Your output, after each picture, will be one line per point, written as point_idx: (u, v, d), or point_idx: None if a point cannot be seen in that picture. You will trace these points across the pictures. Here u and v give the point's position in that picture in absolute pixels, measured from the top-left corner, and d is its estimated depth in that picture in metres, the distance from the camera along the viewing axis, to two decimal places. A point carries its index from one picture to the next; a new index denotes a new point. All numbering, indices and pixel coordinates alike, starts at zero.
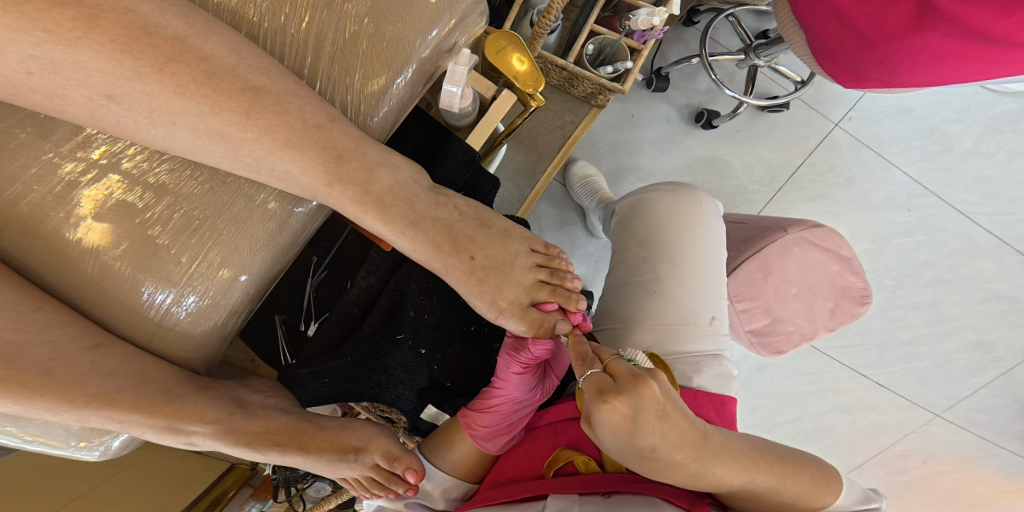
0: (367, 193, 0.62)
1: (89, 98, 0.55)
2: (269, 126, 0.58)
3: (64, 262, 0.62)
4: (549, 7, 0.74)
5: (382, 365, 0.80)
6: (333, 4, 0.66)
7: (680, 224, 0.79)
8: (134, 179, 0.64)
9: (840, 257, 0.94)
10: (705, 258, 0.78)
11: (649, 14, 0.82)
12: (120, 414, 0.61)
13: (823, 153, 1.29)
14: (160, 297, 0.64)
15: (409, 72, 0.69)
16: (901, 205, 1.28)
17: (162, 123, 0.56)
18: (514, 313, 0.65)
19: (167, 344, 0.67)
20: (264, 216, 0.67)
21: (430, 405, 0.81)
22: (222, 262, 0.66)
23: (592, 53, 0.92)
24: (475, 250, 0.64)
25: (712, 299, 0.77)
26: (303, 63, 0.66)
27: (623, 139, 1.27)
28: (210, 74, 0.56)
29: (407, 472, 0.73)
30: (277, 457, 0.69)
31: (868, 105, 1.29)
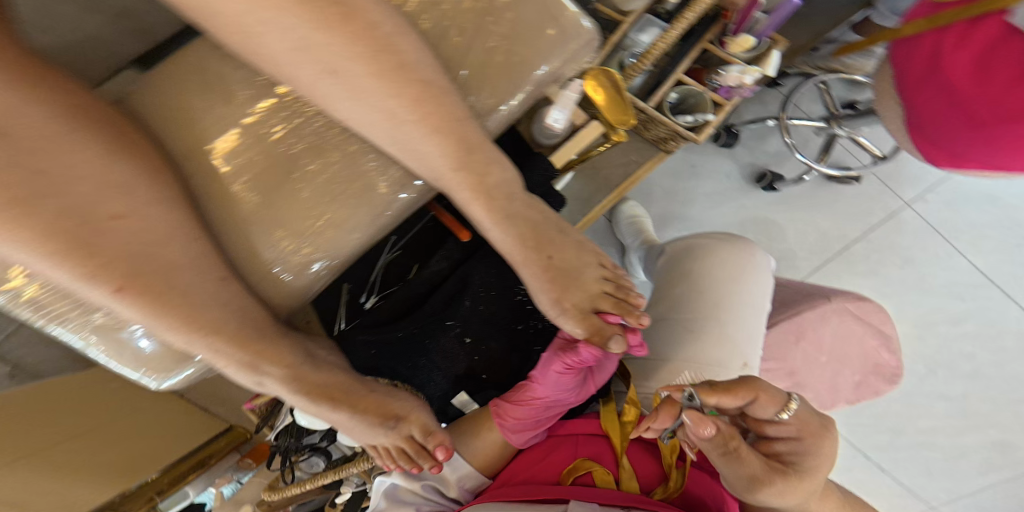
0: (481, 184, 0.70)
1: (313, 71, 0.64)
2: (426, 112, 0.66)
3: (229, 199, 0.74)
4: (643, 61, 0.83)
5: (425, 348, 0.85)
6: (484, 20, 0.76)
7: (728, 272, 0.86)
8: (309, 145, 0.76)
9: (880, 333, 1.01)
10: (752, 308, 0.85)
11: (741, 71, 0.91)
12: (219, 345, 0.69)
13: (886, 230, 1.33)
14: (291, 237, 0.74)
15: (519, 97, 0.78)
16: (957, 293, 1.32)
17: (355, 96, 0.66)
18: (575, 315, 0.73)
19: (272, 290, 0.75)
20: (384, 188, 0.76)
21: (462, 391, 0.88)
22: (343, 217, 0.75)
23: (673, 101, 0.97)
24: (551, 251, 0.73)
25: (750, 347, 0.83)
26: (455, 67, 0.75)
27: (678, 187, 1.35)
28: (397, 63, 0.64)
29: (437, 448, 0.78)
30: (326, 411, 0.76)
31: (947, 188, 1.33)
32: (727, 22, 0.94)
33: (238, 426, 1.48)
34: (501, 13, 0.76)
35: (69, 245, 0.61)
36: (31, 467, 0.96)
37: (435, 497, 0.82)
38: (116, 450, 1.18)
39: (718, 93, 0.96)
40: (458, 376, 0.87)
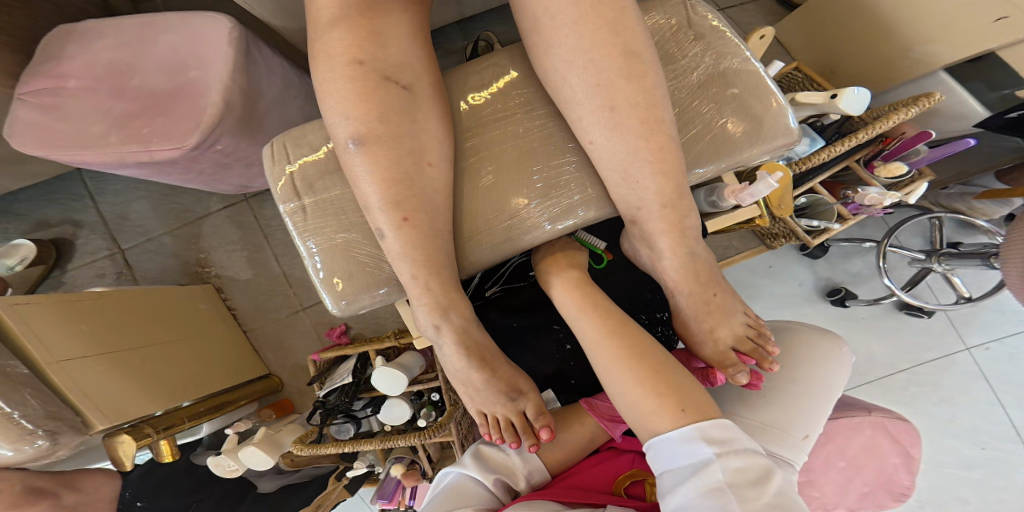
0: (680, 223, 0.66)
1: (570, 50, 0.62)
2: (659, 124, 0.63)
3: (474, 164, 0.73)
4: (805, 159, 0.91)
5: (528, 339, 0.88)
6: (709, 91, 0.72)
7: (802, 353, 0.87)
8: (555, 133, 0.74)
9: (906, 453, 0.95)
10: (825, 389, 0.83)
11: (880, 194, 0.92)
12: (431, 281, 0.67)
13: (935, 366, 1.35)
14: (498, 212, 0.72)
15: (722, 163, 0.72)
16: (978, 440, 1.31)
17: (596, 85, 0.62)
18: (714, 348, 0.70)
19: (475, 259, 0.73)
20: (585, 186, 0.73)
21: (549, 389, 0.89)
22: (544, 205, 0.72)
23: (801, 204, 1.04)
24: (717, 290, 0.69)
25: (812, 423, 0.80)
26: (682, 100, 0.72)
27: (755, 281, 1.43)
28: (647, 104, 0.62)
29: (543, 427, 0.70)
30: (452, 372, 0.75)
31: (1012, 342, 1.35)
32: (884, 146, 0.98)
33: (274, 376, 1.42)
34: (729, 86, 0.72)
35: (396, 164, 0.65)
36: (106, 364, 0.99)
37: (500, 496, 0.75)
38: (179, 362, 1.16)
39: (845, 207, 1.01)
40: (548, 376, 0.89)
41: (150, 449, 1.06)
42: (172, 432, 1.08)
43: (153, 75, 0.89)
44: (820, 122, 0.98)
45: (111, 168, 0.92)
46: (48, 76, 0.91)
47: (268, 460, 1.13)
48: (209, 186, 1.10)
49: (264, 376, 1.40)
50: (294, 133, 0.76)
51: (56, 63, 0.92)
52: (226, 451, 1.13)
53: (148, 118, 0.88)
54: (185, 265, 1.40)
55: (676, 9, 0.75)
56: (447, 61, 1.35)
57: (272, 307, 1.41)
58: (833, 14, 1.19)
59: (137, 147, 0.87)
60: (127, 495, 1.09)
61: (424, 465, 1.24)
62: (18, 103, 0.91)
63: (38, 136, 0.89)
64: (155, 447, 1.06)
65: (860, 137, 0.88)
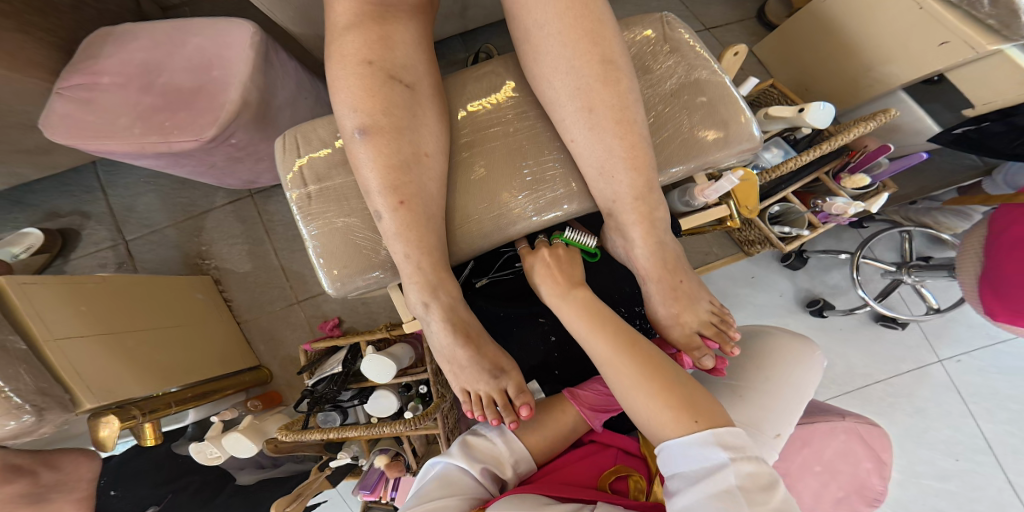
0: (650, 217, 0.72)
1: (553, 57, 0.68)
2: (633, 130, 0.69)
3: (466, 161, 0.79)
4: (776, 168, 0.98)
5: (515, 332, 0.93)
6: (681, 99, 0.79)
7: (774, 355, 0.93)
8: (542, 133, 0.80)
9: (878, 460, 1.02)
10: (794, 390, 0.90)
11: (846, 204, 0.99)
12: (425, 264, 0.73)
13: (911, 379, 1.41)
14: (484, 208, 0.78)
15: (692, 165, 0.79)
16: (952, 452, 1.36)
17: (576, 92, 0.68)
18: (681, 332, 0.74)
19: (463, 248, 0.78)
20: (568, 190, 0.79)
21: (535, 381, 0.93)
22: (528, 203, 0.78)
23: (774, 212, 1.11)
24: (683, 278, 0.74)
25: (783, 421, 0.87)
26: (655, 107, 0.79)
27: (736, 290, 1.48)
28: (623, 108, 0.68)
29: (523, 405, 0.75)
30: (440, 356, 0.79)
31: (982, 355, 1.42)
32: (850, 159, 1.04)
33: (265, 368, 1.45)
34: (698, 95, 0.79)
35: (394, 153, 0.70)
36: (91, 346, 1.01)
37: (488, 485, 0.79)
38: (168, 348, 1.19)
39: (816, 216, 1.07)
40: (533, 366, 0.93)
41: (134, 432, 1.08)
42: (158, 415, 1.10)
43: (179, 73, 0.95)
44: (793, 135, 1.05)
45: (134, 158, 0.96)
46: (83, 73, 0.97)
47: (251, 448, 1.17)
48: (218, 179, 1.15)
49: (255, 368, 1.43)
50: (304, 128, 0.82)
51: (92, 61, 0.97)
52: (209, 439, 1.17)
53: (171, 112, 0.93)
54: (187, 257, 1.44)
55: (654, 24, 0.82)
56: (450, 71, 1.41)
57: (269, 300, 1.45)
58: (804, 33, 1.26)
59: (158, 138, 0.92)
60: (101, 484, 1.14)
61: (409, 458, 1.28)
62: (55, 96, 0.96)
63: (70, 127, 0.94)
64: (139, 430, 1.08)
65: (825, 148, 0.95)
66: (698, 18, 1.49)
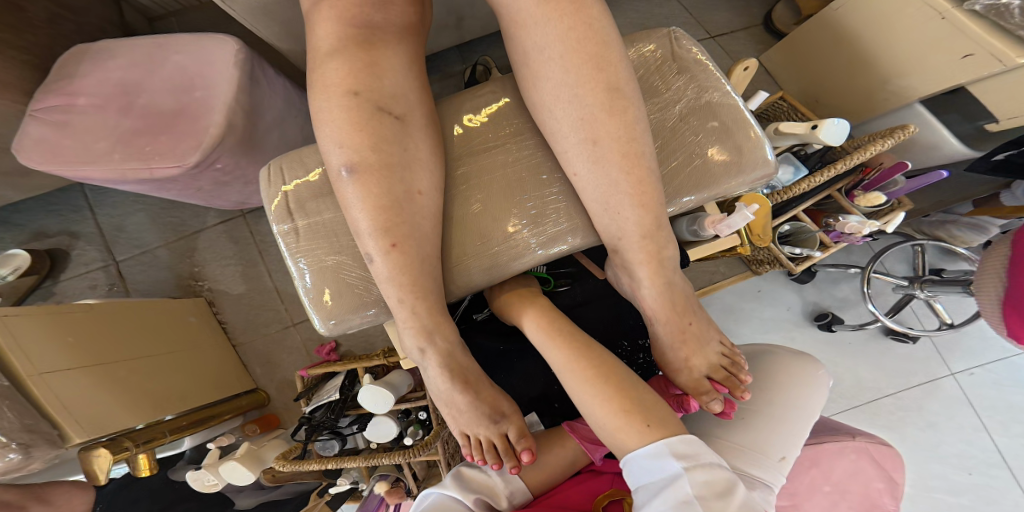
0: (658, 255, 0.68)
1: (554, 86, 0.65)
2: (640, 162, 0.65)
3: (464, 193, 0.75)
4: (787, 189, 0.94)
5: (516, 363, 0.90)
6: (690, 124, 0.75)
7: (780, 375, 0.89)
8: (545, 164, 0.76)
9: (890, 479, 0.95)
10: (800, 411, 0.84)
11: (859, 223, 0.95)
12: (418, 307, 0.69)
13: (921, 392, 1.37)
14: (480, 244, 0.74)
15: (703, 195, 0.75)
16: (964, 466, 1.31)
17: (579, 123, 0.65)
18: (688, 375, 0.71)
19: (458, 284, 0.75)
20: (571, 225, 0.75)
21: (534, 412, 0.90)
22: (528, 238, 0.74)
23: (784, 231, 1.06)
24: (693, 319, 0.71)
25: (791, 444, 0.80)
26: (663, 134, 0.75)
27: (742, 304, 1.45)
28: (629, 139, 0.64)
29: (524, 450, 0.73)
30: (440, 400, 0.76)
31: (997, 366, 1.37)
32: (864, 176, 0.99)
33: (261, 391, 1.41)
34: (708, 119, 0.75)
35: (385, 193, 0.66)
36: (79, 379, 0.98)
37: None
38: (162, 375, 1.15)
39: (827, 235, 1.03)
40: (533, 398, 0.91)
41: (127, 463, 1.04)
42: (152, 446, 1.07)
43: (160, 95, 0.91)
44: (804, 150, 1.00)
45: (116, 184, 0.93)
46: (60, 94, 0.93)
47: (249, 476, 1.13)
48: (207, 202, 1.11)
49: (252, 391, 1.39)
50: (290, 155, 0.78)
51: (70, 82, 0.94)
52: (206, 466, 1.13)
53: (152, 136, 0.89)
54: (179, 278, 1.41)
55: (662, 41, 0.78)
56: (447, 83, 1.37)
57: (263, 322, 1.42)
58: (815, 43, 1.23)
59: (139, 164, 0.88)
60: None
61: (409, 483, 1.23)
62: (29, 119, 0.93)
63: (46, 152, 0.90)
64: (133, 461, 1.04)
65: (840, 167, 0.91)
66: (703, 26, 1.45)
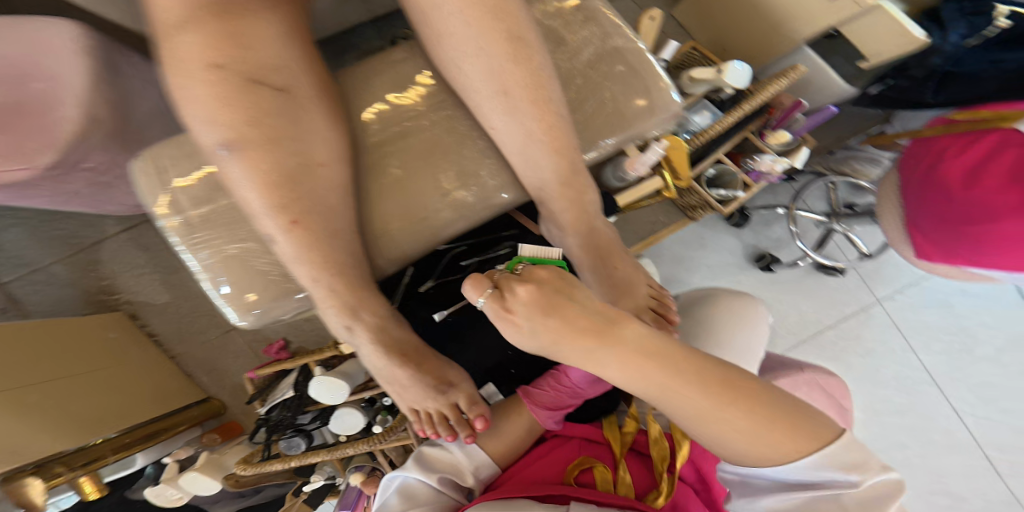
0: (580, 203, 0.71)
1: (456, 43, 0.64)
2: (551, 115, 0.66)
3: (379, 160, 0.74)
4: (703, 132, 0.96)
5: (464, 336, 0.88)
6: (596, 73, 0.76)
7: (722, 316, 0.94)
8: (455, 121, 0.76)
9: (839, 405, 1.02)
10: (744, 354, 0.91)
11: (773, 160, 1.02)
12: (337, 285, 0.68)
13: (856, 322, 1.44)
14: (396, 215, 0.73)
15: (616, 139, 0.77)
16: (905, 387, 1.41)
17: (487, 80, 0.65)
18: (620, 322, 0.72)
19: (381, 254, 0.74)
20: (487, 189, 0.76)
21: (491, 383, 0.90)
22: (445, 205, 0.74)
23: (710, 175, 1.09)
24: (620, 264, 0.73)
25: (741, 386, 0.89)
26: (575, 86, 0.76)
27: (688, 254, 1.45)
28: (536, 91, 0.65)
29: (478, 418, 0.75)
30: (386, 376, 0.75)
31: (914, 292, 1.46)
32: (771, 116, 1.05)
33: (214, 400, 1.38)
34: (617, 64, 0.77)
35: (276, 168, 0.64)
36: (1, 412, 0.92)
37: (449, 491, 0.82)
38: (99, 394, 1.10)
39: (748, 175, 1.07)
40: (490, 369, 0.90)
41: (70, 487, 1.03)
42: (95, 468, 1.06)
43: None
44: (718, 96, 1.04)
45: None
46: None
47: (213, 484, 1.11)
48: (95, 207, 1.06)
49: (202, 401, 1.35)
50: (173, 144, 0.74)
51: None
52: (165, 481, 1.10)
53: None
54: (90, 295, 1.32)
55: None
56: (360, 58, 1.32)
57: (198, 329, 1.37)
58: None
59: None
60: None
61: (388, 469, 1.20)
62: None
63: None
64: (77, 486, 1.04)
65: (746, 107, 0.96)
66: None
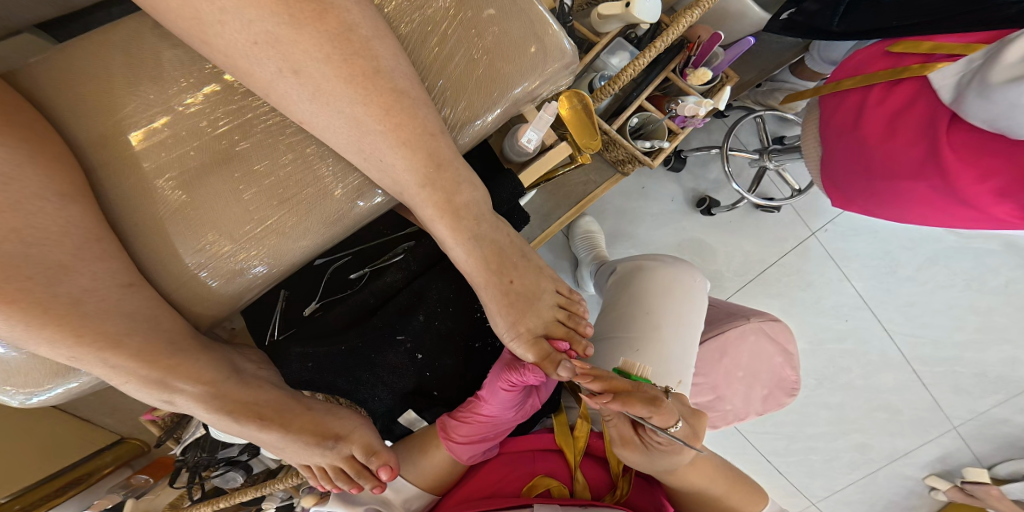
0: (449, 203, 0.62)
1: (240, 34, 0.52)
2: (384, 105, 0.57)
3: (167, 191, 0.61)
4: (614, 79, 0.80)
5: (369, 361, 0.76)
6: (450, 41, 0.68)
7: (657, 292, 0.84)
8: (238, 127, 0.63)
9: (784, 351, 0.95)
10: (687, 328, 0.83)
11: (696, 103, 0.89)
12: (118, 359, 0.56)
13: (795, 256, 1.35)
14: (213, 250, 0.62)
15: (496, 111, 0.70)
16: (841, 315, 1.35)
17: (296, 73, 0.54)
18: (527, 340, 0.69)
19: (193, 297, 0.63)
20: (328, 202, 0.65)
21: (411, 410, 0.82)
22: (272, 236, 0.63)
23: (633, 126, 0.95)
24: (515, 276, 0.68)
25: (684, 364, 0.82)
26: (432, 64, 0.67)
27: (628, 206, 1.34)
28: (354, 76, 0.55)
29: (382, 468, 0.69)
30: (255, 431, 0.64)
31: (844, 221, 1.35)
32: (691, 52, 0.92)
33: (132, 438, 1.18)
34: (488, 26, 0.69)
35: None
36: None
37: None
38: None
39: (674, 121, 0.95)
40: (408, 392, 0.80)
41: None
42: None
43: None
44: (635, 32, 0.92)
45: None
46: None
47: None
48: None
49: (117, 443, 1.16)
50: None
51: None
52: None
53: None
54: None
55: None
56: None
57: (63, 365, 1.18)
58: None
59: None
60: None
61: None
62: None
63: None
64: None
65: (660, 44, 0.79)
66: None
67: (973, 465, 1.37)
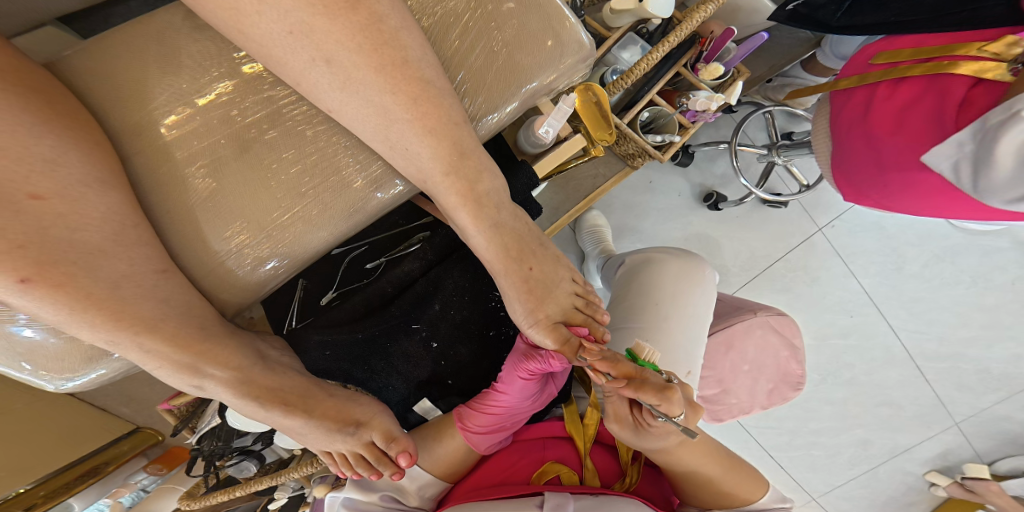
0: (471, 191, 0.64)
1: (273, 24, 0.54)
2: (411, 95, 0.58)
3: (195, 180, 0.62)
4: (629, 72, 0.82)
5: (385, 350, 0.78)
6: (471, 32, 0.69)
7: (666, 283, 0.85)
8: (265, 117, 0.65)
9: (791, 345, 0.96)
10: (696, 319, 0.84)
11: (708, 98, 0.90)
12: (152, 344, 0.58)
13: (801, 252, 1.36)
14: (239, 240, 0.64)
15: (514, 103, 0.71)
16: (845, 310, 1.36)
17: (326, 63, 0.56)
18: (545, 326, 0.70)
19: (221, 284, 0.65)
20: (348, 193, 0.67)
21: (425, 398, 0.83)
22: (293, 226, 0.65)
23: (644, 119, 0.97)
24: (534, 263, 0.69)
25: (692, 355, 0.83)
26: (453, 56, 0.68)
27: (635, 201, 1.35)
28: (381, 68, 0.57)
29: (401, 454, 0.71)
30: (279, 417, 0.66)
31: (851, 217, 1.35)
32: (702, 48, 0.95)
33: (147, 427, 1.17)
34: (508, 19, 0.70)
35: None
36: None
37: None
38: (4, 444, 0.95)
39: (684, 115, 0.95)
40: (422, 381, 0.82)
41: None
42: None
43: None
44: (646, 28, 0.93)
45: None
46: None
47: None
48: None
49: (133, 432, 1.15)
50: None
51: None
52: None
53: None
54: None
55: None
56: None
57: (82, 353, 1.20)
58: None
59: None
60: None
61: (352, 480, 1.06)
62: None
63: None
64: None
65: (672, 39, 0.80)
66: None
67: (973, 462, 1.38)
